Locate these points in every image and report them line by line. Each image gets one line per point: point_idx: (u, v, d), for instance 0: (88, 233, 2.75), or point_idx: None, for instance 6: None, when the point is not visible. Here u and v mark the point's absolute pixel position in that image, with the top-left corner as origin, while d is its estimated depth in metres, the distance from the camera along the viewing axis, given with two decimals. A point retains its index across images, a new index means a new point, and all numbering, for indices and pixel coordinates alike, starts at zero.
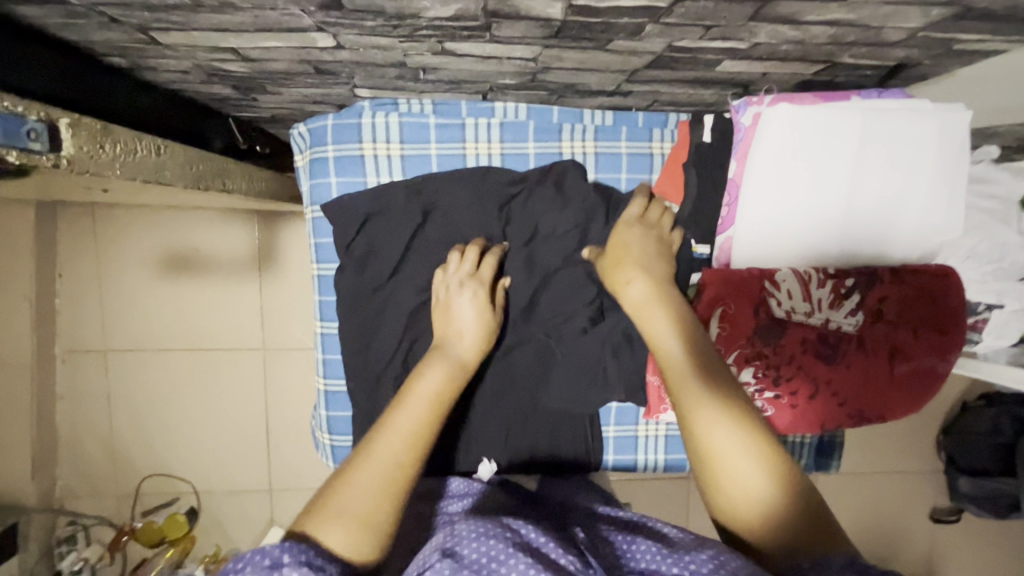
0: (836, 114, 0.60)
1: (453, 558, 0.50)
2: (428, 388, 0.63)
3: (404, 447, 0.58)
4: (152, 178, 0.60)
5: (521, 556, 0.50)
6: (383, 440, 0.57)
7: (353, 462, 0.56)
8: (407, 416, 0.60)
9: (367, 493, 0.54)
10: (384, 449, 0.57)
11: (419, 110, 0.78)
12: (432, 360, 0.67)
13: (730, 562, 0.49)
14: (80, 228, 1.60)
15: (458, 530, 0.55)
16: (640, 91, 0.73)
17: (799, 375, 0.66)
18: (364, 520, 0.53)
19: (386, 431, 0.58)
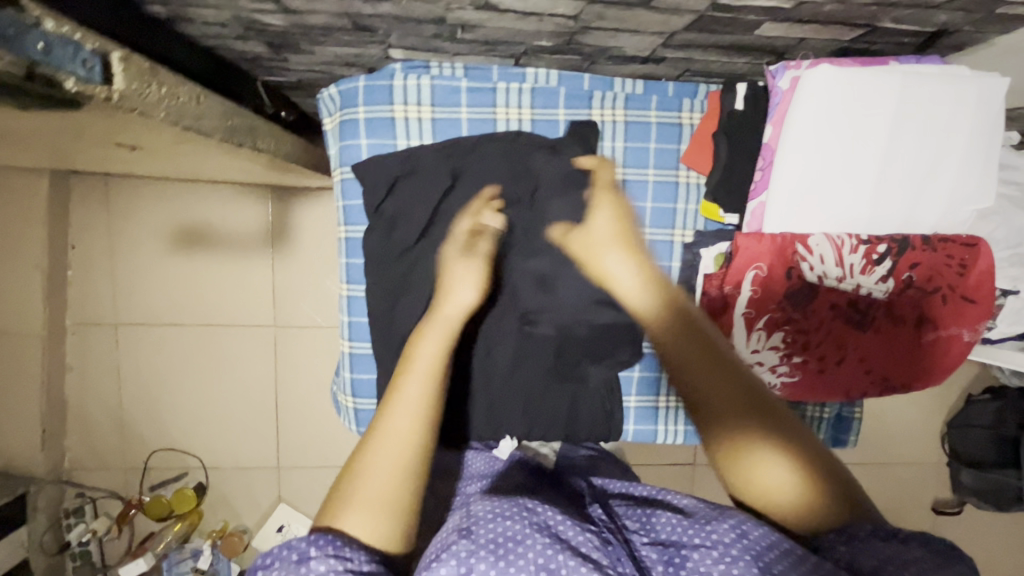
0: (875, 78, 0.60)
1: (470, 537, 0.51)
2: (430, 352, 0.56)
3: (413, 429, 0.53)
4: (193, 126, 0.60)
5: (538, 538, 0.51)
6: (391, 420, 0.53)
7: (363, 446, 0.52)
8: (414, 388, 0.54)
9: (383, 481, 0.50)
10: (391, 435, 0.52)
11: (451, 74, 0.78)
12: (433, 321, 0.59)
13: (753, 529, 0.50)
14: (93, 199, 1.59)
15: (475, 512, 0.55)
16: (674, 57, 0.74)
17: (827, 340, 0.67)
18: (387, 508, 0.50)
19: (394, 410, 0.53)
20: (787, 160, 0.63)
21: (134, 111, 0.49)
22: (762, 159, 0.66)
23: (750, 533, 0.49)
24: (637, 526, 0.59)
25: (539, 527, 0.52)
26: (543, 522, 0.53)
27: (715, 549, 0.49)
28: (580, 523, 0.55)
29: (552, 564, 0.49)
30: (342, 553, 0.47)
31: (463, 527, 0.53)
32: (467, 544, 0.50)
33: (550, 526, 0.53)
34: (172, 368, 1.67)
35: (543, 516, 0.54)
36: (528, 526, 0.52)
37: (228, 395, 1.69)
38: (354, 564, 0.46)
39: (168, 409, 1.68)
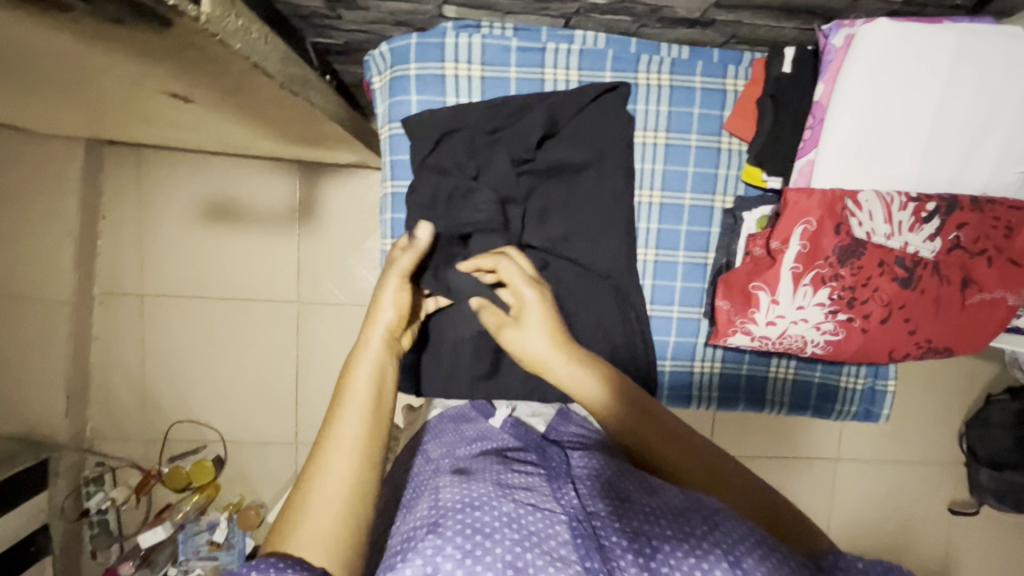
0: (928, 35, 0.62)
1: (438, 532, 0.52)
2: (363, 383, 0.60)
3: (353, 462, 0.56)
4: (260, 65, 0.61)
5: (506, 531, 0.53)
6: (330, 458, 0.55)
7: (305, 484, 0.55)
8: (349, 426, 0.57)
9: (328, 515, 0.52)
10: (331, 467, 0.55)
11: (501, 33, 0.80)
12: (361, 357, 0.62)
13: (724, 522, 0.55)
14: (126, 171, 1.63)
15: (444, 500, 0.57)
16: (723, 21, 0.75)
17: (874, 299, 0.67)
18: (333, 538, 0.52)
19: (331, 445, 0.56)
20: (839, 116, 0.64)
21: (214, 37, 0.51)
22: (812, 116, 0.68)
23: (722, 526, 0.55)
24: (608, 510, 0.58)
25: (508, 520, 0.54)
26: (512, 514, 0.55)
27: (684, 545, 0.53)
28: (547, 513, 0.56)
29: (518, 562, 0.50)
30: (288, 573, 0.46)
31: (430, 521, 0.55)
32: (435, 539, 0.52)
33: (517, 519, 0.54)
34: (195, 341, 1.69)
35: (509, 509, 0.55)
36: (496, 518, 0.54)
37: (249, 370, 1.70)
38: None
39: (190, 381, 1.70)
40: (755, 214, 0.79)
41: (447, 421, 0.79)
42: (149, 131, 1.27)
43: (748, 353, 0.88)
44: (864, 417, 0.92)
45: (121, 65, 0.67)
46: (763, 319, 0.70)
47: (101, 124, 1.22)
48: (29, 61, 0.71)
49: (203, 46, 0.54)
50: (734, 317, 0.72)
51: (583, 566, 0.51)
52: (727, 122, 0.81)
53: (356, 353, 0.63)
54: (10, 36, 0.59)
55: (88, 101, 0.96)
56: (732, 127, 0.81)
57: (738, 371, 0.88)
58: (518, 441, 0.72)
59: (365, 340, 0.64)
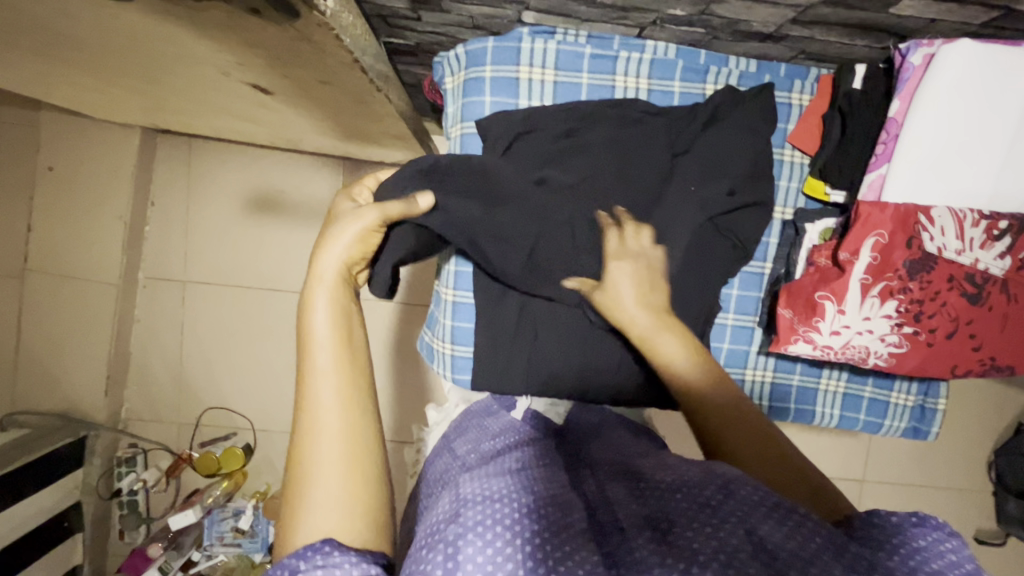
0: (1011, 56, 0.63)
1: (459, 522, 0.50)
2: (323, 328, 0.56)
3: (340, 408, 0.52)
4: (359, 59, 0.64)
5: (525, 523, 0.49)
6: (314, 413, 0.52)
7: (296, 449, 0.51)
8: (323, 375, 0.53)
9: (336, 467, 0.49)
10: (315, 420, 0.52)
11: (575, 40, 0.82)
12: (313, 300, 0.58)
13: (739, 490, 0.51)
14: (177, 160, 1.68)
15: (464, 496, 0.55)
16: (796, 36, 0.77)
17: (940, 313, 0.68)
18: (351, 498, 0.49)
19: (311, 393, 0.53)
20: (914, 132, 0.66)
21: (331, 30, 0.54)
22: (885, 132, 0.69)
23: (737, 494, 0.51)
24: (623, 496, 0.56)
25: (525, 512, 0.51)
26: (531, 509, 0.51)
27: (697, 522, 0.49)
28: (563, 508, 0.53)
29: (538, 553, 0.46)
30: (332, 559, 0.44)
31: (451, 517, 0.51)
32: (454, 532, 0.48)
33: (536, 512, 0.51)
34: (231, 328, 1.72)
35: (528, 501, 0.52)
36: (515, 510, 0.51)
37: (281, 361, 1.73)
38: (343, 569, 0.43)
39: (225, 367, 1.73)
40: (818, 226, 0.80)
41: (471, 416, 0.83)
42: (208, 121, 1.32)
43: (801, 364, 0.89)
44: (910, 434, 0.93)
45: (220, 53, 0.70)
46: (828, 328, 0.71)
47: (164, 111, 1.26)
48: (128, 47, 0.75)
49: (316, 37, 0.56)
50: (799, 325, 0.72)
51: (603, 556, 0.47)
52: (792, 134, 0.83)
53: (307, 298, 0.59)
54: (128, 22, 0.63)
55: (163, 88, 0.99)
56: (797, 140, 0.83)
57: (789, 383, 0.89)
58: (540, 434, 0.73)
59: (316, 281, 0.60)
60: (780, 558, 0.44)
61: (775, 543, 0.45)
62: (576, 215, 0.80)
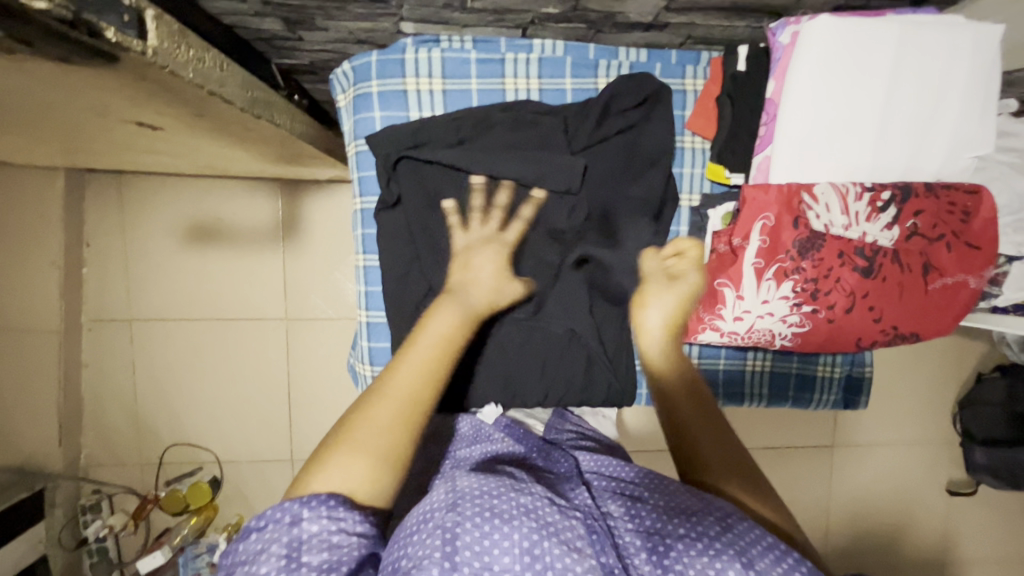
0: (874, 28, 0.62)
1: (457, 512, 0.49)
2: (439, 329, 0.59)
3: (419, 379, 0.55)
4: (217, 91, 0.62)
5: (526, 521, 0.49)
6: (396, 375, 0.54)
7: (364, 403, 0.54)
8: (422, 350, 0.57)
9: (386, 419, 0.52)
10: (395, 384, 0.54)
11: (461, 46, 0.81)
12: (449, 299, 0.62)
13: (738, 525, 0.51)
14: (108, 198, 1.64)
15: (460, 484, 0.54)
16: (677, 22, 0.76)
17: (836, 289, 0.68)
18: (384, 454, 0.52)
19: (410, 352, 0.57)
20: (789, 111, 0.65)
21: (162, 68, 0.52)
22: (765, 113, 0.68)
23: (735, 528, 0.51)
24: (620, 511, 0.56)
25: (526, 510, 0.51)
26: (531, 505, 0.51)
27: (699, 542, 0.50)
28: (562, 505, 0.54)
29: (535, 549, 0.48)
30: (337, 511, 0.49)
31: (449, 502, 0.51)
32: (451, 518, 0.49)
33: (535, 510, 0.51)
34: (186, 361, 1.69)
35: (527, 500, 0.51)
36: (514, 506, 0.50)
37: (240, 389, 1.70)
38: (348, 523, 0.49)
39: (183, 403, 1.70)
40: (719, 212, 0.80)
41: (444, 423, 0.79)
42: (126, 158, 1.28)
43: (725, 349, 0.89)
44: (843, 404, 0.93)
45: (82, 98, 0.67)
46: (729, 314, 0.71)
47: (78, 153, 1.23)
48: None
49: (154, 77, 0.55)
50: (703, 314, 0.72)
51: (601, 565, 0.49)
52: (688, 121, 0.82)
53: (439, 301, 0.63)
54: None
55: (57, 133, 0.96)
56: (694, 127, 0.82)
57: (715, 367, 0.89)
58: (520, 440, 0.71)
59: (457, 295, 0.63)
60: None
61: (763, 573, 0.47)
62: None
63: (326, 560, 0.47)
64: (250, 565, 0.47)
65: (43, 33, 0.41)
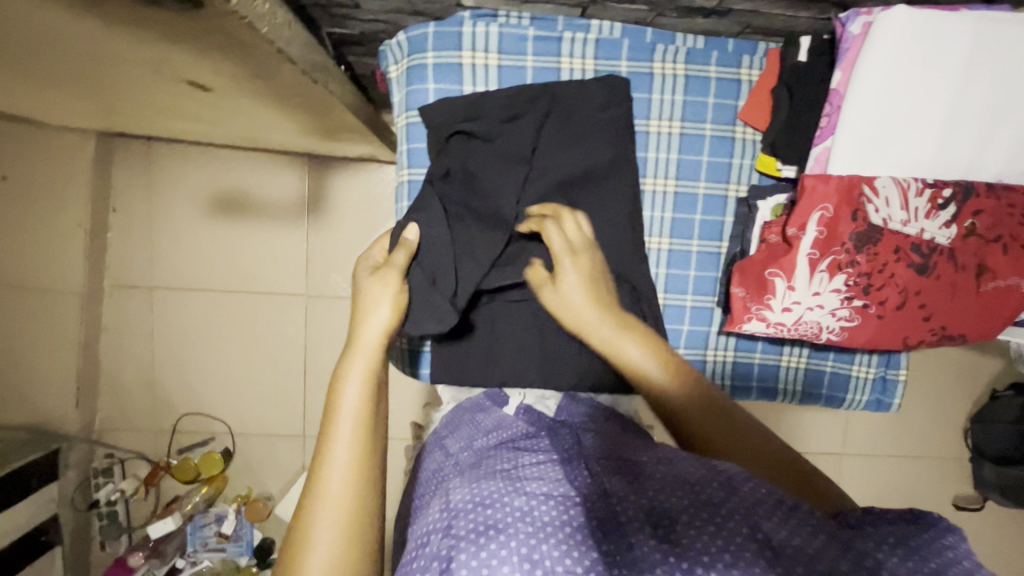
0: (948, 23, 0.62)
1: (452, 533, 0.48)
2: (354, 397, 0.58)
3: (353, 457, 0.54)
4: (284, 49, 0.62)
5: (523, 525, 0.48)
6: (327, 471, 0.53)
7: (305, 503, 0.52)
8: (343, 426, 0.56)
9: (333, 516, 0.51)
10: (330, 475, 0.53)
11: (518, 23, 0.80)
12: (354, 352, 0.62)
13: (743, 487, 0.52)
14: (136, 163, 1.64)
15: (455, 499, 0.53)
16: (740, 10, 0.75)
17: (889, 285, 0.68)
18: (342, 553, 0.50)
19: (333, 427, 0.56)
20: (855, 100, 0.65)
21: (242, 19, 0.52)
22: (829, 104, 0.68)
23: (739, 492, 0.51)
24: (620, 489, 0.55)
25: (522, 513, 0.49)
26: (526, 506, 0.50)
27: (715, 531, 0.47)
28: (561, 502, 0.51)
29: (535, 553, 0.45)
30: None
31: (443, 524, 0.50)
32: (447, 543, 0.48)
33: (530, 511, 0.49)
34: (204, 331, 1.69)
35: (522, 502, 0.50)
36: (509, 513, 0.49)
37: (256, 362, 1.70)
38: None
39: (199, 373, 1.70)
40: (770, 203, 0.80)
41: (462, 412, 0.79)
42: (162, 123, 1.28)
43: (761, 342, 0.89)
44: (875, 406, 0.93)
45: (144, 49, 0.67)
46: (779, 304, 0.70)
47: (114, 114, 1.23)
48: (48, 48, 0.71)
49: (229, 28, 0.54)
50: (750, 303, 0.72)
51: (603, 554, 0.46)
52: (742, 112, 0.82)
53: (347, 359, 0.62)
54: (42, 21, 0.61)
55: (100, 90, 0.95)
56: (747, 117, 0.82)
57: (750, 361, 0.89)
58: (531, 426, 0.70)
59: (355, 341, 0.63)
60: (781, 555, 0.46)
61: (780, 540, 0.46)
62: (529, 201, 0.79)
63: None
64: None
65: None
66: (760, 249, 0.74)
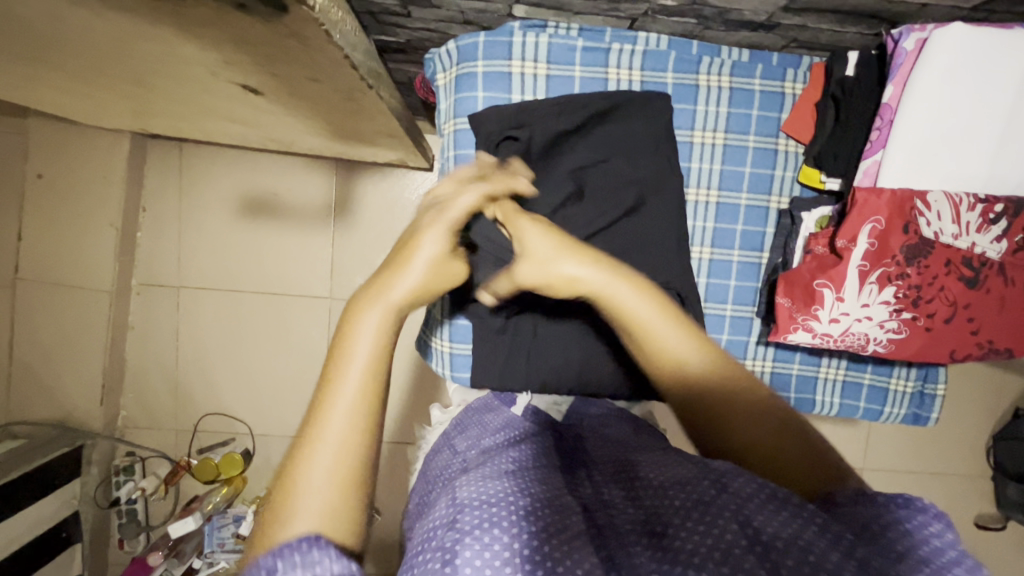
0: (1004, 40, 0.63)
1: (455, 528, 0.46)
2: (368, 346, 0.48)
3: (359, 422, 0.45)
4: (349, 56, 0.63)
5: (526, 525, 0.46)
6: (326, 424, 0.45)
7: (294, 458, 0.44)
8: (351, 382, 0.46)
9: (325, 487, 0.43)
10: (329, 435, 0.44)
11: (567, 33, 0.82)
12: (374, 296, 0.51)
13: (733, 484, 0.49)
14: (169, 165, 1.66)
15: (460, 497, 0.51)
16: (788, 24, 0.76)
17: (938, 298, 0.68)
18: (336, 531, 0.43)
19: (340, 379, 0.47)
20: (907, 116, 0.66)
21: (319, 25, 0.54)
22: (880, 118, 0.69)
23: (732, 487, 0.48)
24: (619, 498, 0.54)
25: (525, 513, 0.47)
26: (529, 508, 0.48)
27: (700, 525, 0.45)
28: (559, 506, 0.50)
29: (537, 555, 0.44)
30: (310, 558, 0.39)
31: (448, 518, 0.48)
32: (450, 536, 0.45)
33: (533, 512, 0.48)
34: (227, 332, 1.70)
35: (526, 502, 0.48)
36: (514, 513, 0.47)
37: (277, 363, 1.71)
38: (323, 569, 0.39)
39: (222, 372, 1.71)
40: (815, 215, 0.81)
41: (472, 413, 0.79)
42: (199, 125, 1.30)
43: (800, 354, 0.89)
44: (910, 420, 0.93)
45: (210, 54, 0.69)
46: (826, 316, 0.70)
47: (154, 115, 1.24)
48: (112, 48, 0.73)
49: (303, 34, 0.56)
50: (797, 313, 0.72)
51: (602, 560, 0.44)
52: (785, 123, 0.83)
53: (364, 298, 0.51)
54: (117, 26, 0.62)
55: (150, 91, 0.98)
56: (789, 130, 0.83)
57: (789, 372, 0.89)
58: (535, 428, 0.69)
59: (382, 285, 0.52)
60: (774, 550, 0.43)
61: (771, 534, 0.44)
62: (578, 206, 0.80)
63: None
64: None
65: None
66: (806, 259, 0.74)
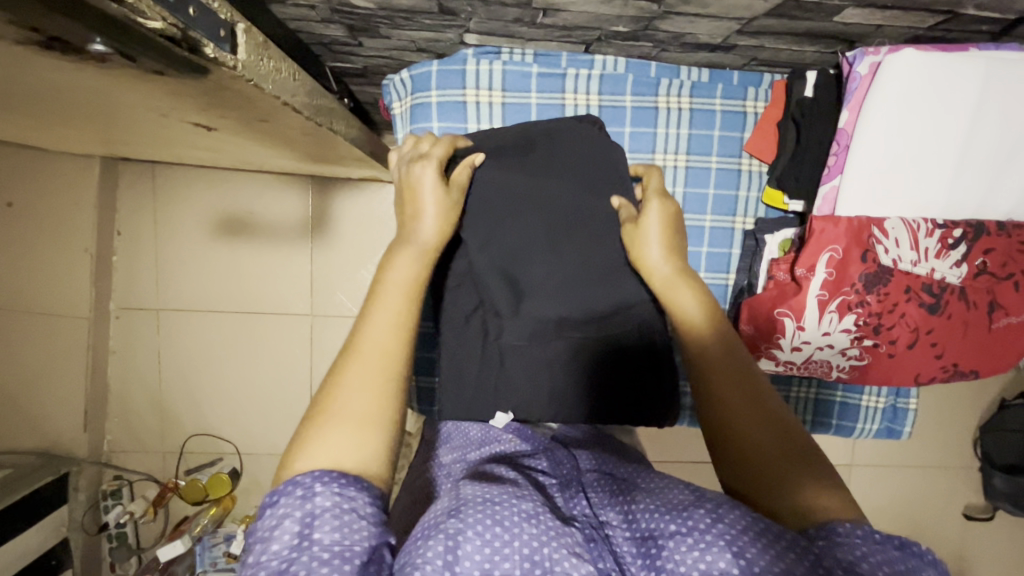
0: (957, 63, 0.62)
1: (460, 517, 0.45)
2: (401, 275, 0.54)
3: (393, 332, 0.50)
4: (289, 101, 0.62)
5: (529, 526, 0.46)
6: (363, 331, 0.49)
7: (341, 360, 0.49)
8: (387, 307, 0.51)
9: (366, 386, 0.47)
10: (366, 345, 0.49)
11: (522, 59, 0.81)
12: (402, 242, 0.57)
13: (729, 514, 0.45)
14: (141, 187, 1.63)
15: (461, 493, 0.49)
16: (745, 45, 0.74)
17: (899, 324, 0.68)
18: (372, 420, 0.46)
19: (375, 305, 0.51)
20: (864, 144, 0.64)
21: (248, 81, 0.52)
22: (836, 144, 0.67)
23: (726, 518, 0.44)
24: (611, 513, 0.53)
25: (528, 515, 0.46)
26: (533, 511, 0.47)
27: (689, 537, 0.45)
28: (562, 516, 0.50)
29: (537, 557, 0.44)
30: (348, 491, 0.42)
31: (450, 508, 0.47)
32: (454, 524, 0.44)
33: (538, 515, 0.47)
34: (209, 352, 1.69)
35: (530, 505, 0.48)
36: (516, 513, 0.46)
37: (261, 381, 1.70)
38: (353, 506, 0.41)
39: (205, 393, 1.69)
40: (777, 238, 0.79)
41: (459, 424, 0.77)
42: (165, 150, 1.28)
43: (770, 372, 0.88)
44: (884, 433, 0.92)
45: (151, 99, 0.67)
46: (788, 345, 0.70)
47: (117, 143, 1.22)
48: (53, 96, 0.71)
49: (235, 87, 0.54)
50: (758, 342, 0.72)
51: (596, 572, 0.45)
52: (746, 143, 0.82)
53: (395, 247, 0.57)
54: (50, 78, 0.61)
55: (106, 126, 0.95)
56: (752, 149, 0.82)
57: None
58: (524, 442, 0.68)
59: (410, 237, 0.58)
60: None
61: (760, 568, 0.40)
62: (535, 233, 0.76)
63: (336, 541, 0.39)
64: (264, 544, 0.40)
65: (145, 44, 0.41)
66: (767, 286, 0.72)
